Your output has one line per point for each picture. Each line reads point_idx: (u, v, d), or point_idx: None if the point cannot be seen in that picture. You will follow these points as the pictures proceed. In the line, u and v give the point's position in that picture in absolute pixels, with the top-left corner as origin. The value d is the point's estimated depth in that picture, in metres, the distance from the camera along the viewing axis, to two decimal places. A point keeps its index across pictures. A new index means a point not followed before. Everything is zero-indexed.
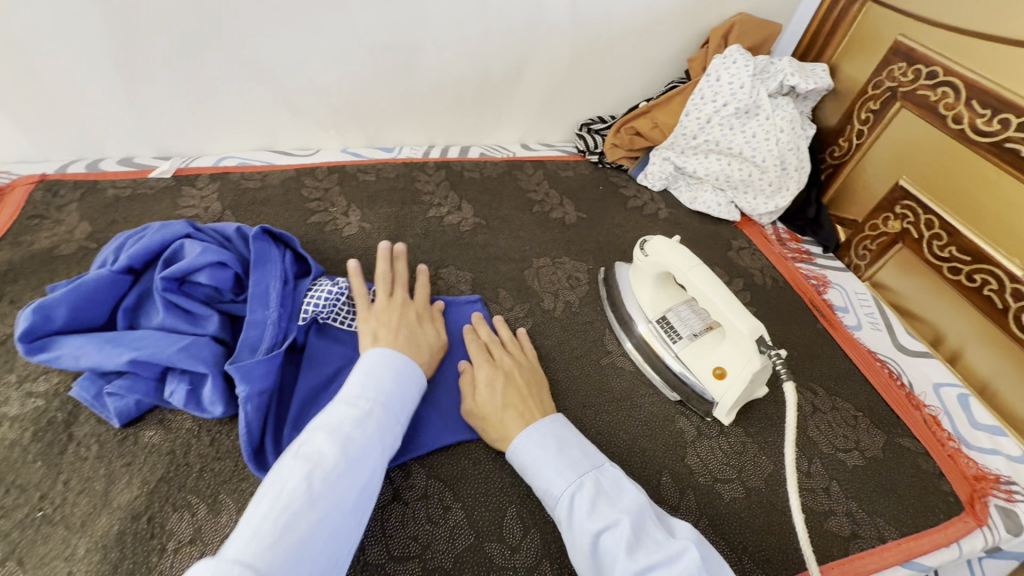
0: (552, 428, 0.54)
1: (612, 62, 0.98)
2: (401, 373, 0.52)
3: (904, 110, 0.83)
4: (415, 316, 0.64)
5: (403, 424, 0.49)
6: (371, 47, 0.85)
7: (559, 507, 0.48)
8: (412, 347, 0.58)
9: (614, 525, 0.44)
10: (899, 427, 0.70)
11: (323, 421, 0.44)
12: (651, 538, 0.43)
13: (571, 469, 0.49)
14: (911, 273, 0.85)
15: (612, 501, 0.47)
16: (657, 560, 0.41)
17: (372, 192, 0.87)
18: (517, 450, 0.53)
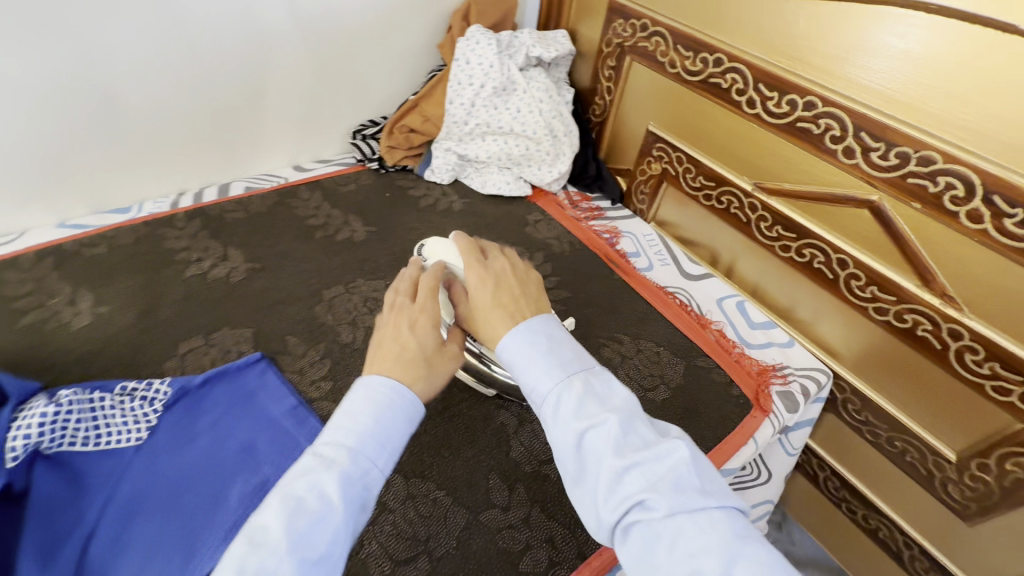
0: (547, 331, 0.48)
1: (361, 62, 0.93)
2: (387, 406, 0.43)
3: (633, 64, 0.91)
4: (416, 320, 0.50)
5: (382, 468, 0.41)
6: (45, 96, 0.69)
7: (544, 404, 0.44)
8: (406, 369, 0.45)
9: (601, 426, 0.41)
10: (695, 350, 0.77)
11: (289, 477, 0.39)
12: (640, 437, 0.41)
13: (563, 371, 0.45)
14: (681, 207, 0.94)
15: (600, 400, 0.43)
16: (645, 458, 0.39)
17: (106, 267, 0.73)
18: (505, 352, 0.48)
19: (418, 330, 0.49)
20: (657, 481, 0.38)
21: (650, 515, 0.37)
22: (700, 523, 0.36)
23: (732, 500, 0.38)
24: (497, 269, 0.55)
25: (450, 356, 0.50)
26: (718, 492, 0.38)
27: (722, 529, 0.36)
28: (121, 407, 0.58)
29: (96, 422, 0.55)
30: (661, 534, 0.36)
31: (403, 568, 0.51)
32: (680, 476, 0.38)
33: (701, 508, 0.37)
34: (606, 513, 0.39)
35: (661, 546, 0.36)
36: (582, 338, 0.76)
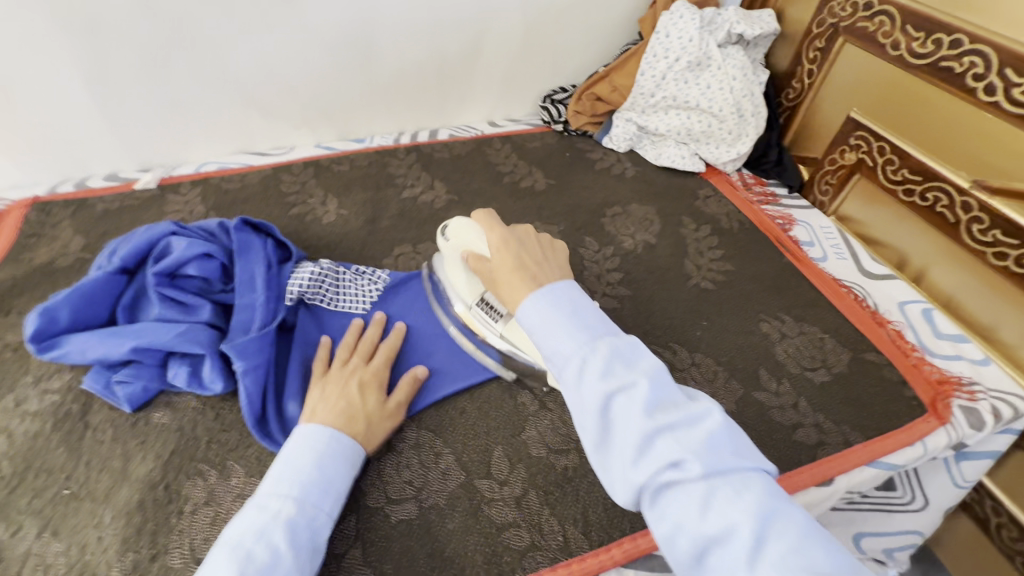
0: (566, 294, 0.46)
1: (566, 31, 1.01)
2: (327, 455, 0.51)
3: (846, 44, 0.87)
4: (367, 382, 0.60)
5: (328, 510, 0.48)
6: (329, 40, 0.88)
7: (566, 369, 0.41)
8: (347, 419, 0.55)
9: (630, 387, 0.39)
10: (864, 344, 0.73)
11: (235, 533, 0.44)
12: (673, 400, 0.39)
13: (585, 333, 0.42)
14: (873, 201, 0.87)
15: (626, 362, 0.41)
16: (676, 420, 0.38)
17: (346, 181, 0.91)
18: (523, 317, 0.46)
19: (365, 392, 0.58)
20: (688, 442, 0.37)
21: (684, 475, 0.36)
22: (734, 485, 0.35)
23: (763, 464, 0.38)
24: (516, 236, 0.54)
25: (390, 415, 0.58)
26: (751, 454, 0.38)
27: (758, 492, 0.35)
28: (356, 283, 0.73)
29: (339, 288, 0.71)
30: (693, 492, 0.35)
31: (557, 456, 0.59)
32: (715, 437, 0.37)
33: (734, 470, 0.36)
34: (634, 474, 0.37)
35: (694, 507, 0.35)
36: (741, 308, 0.77)
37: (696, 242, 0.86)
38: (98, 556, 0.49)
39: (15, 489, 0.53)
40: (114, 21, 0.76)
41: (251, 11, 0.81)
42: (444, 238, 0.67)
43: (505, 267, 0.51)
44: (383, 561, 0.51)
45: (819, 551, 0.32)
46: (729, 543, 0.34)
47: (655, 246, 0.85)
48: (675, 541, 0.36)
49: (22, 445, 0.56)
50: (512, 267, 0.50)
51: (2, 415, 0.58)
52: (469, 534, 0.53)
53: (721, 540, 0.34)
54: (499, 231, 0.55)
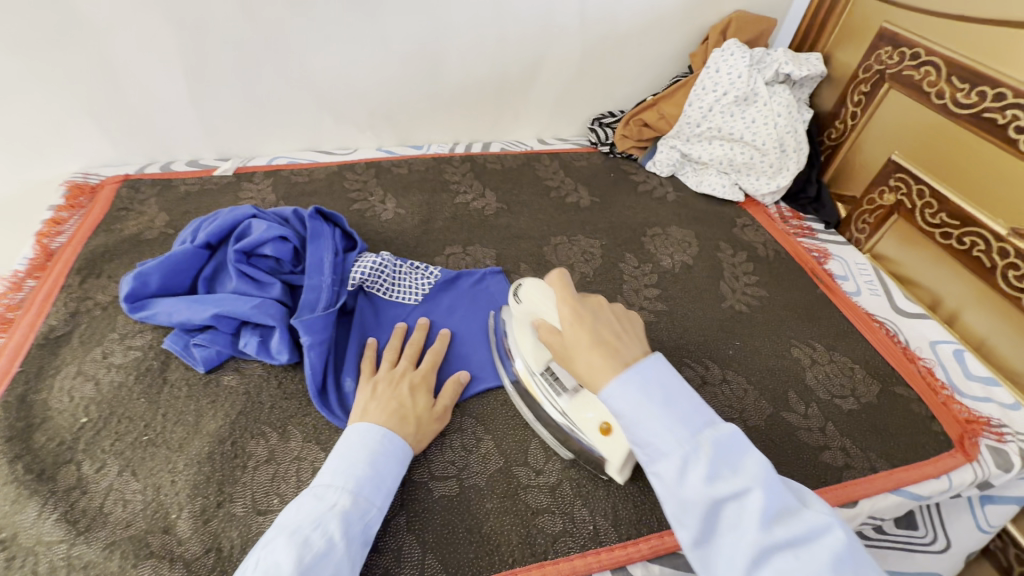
0: (654, 373, 0.42)
1: (620, 60, 1.07)
2: (381, 453, 0.52)
3: (892, 90, 0.90)
4: (416, 385, 0.62)
5: (379, 506, 0.50)
6: (402, 53, 0.95)
7: (662, 465, 0.38)
8: (399, 419, 0.57)
9: (742, 495, 0.35)
10: (894, 377, 0.75)
11: (292, 520, 0.45)
12: (787, 508, 0.35)
13: (683, 424, 0.39)
14: (909, 242, 0.90)
15: (732, 467, 0.37)
16: (793, 534, 0.34)
17: (405, 183, 0.97)
18: (609, 400, 0.42)
19: (415, 394, 0.61)
20: (810, 560, 0.33)
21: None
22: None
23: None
24: (595, 308, 0.50)
25: (438, 418, 0.61)
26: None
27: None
28: (410, 276, 0.78)
29: (395, 279, 0.76)
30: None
31: None
32: (841, 558, 0.33)
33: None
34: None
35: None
36: (773, 332, 0.79)
37: (732, 267, 0.90)
38: (171, 497, 0.54)
39: (100, 430, 0.59)
40: (216, 24, 0.84)
41: (336, 23, 0.88)
42: (517, 297, 0.60)
43: (582, 347, 0.46)
44: (425, 531, 0.54)
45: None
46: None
47: (692, 267, 0.88)
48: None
49: (107, 392, 0.62)
50: (591, 347, 0.45)
51: (91, 364, 0.64)
52: (505, 516, 0.56)
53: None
54: (570, 291, 0.52)
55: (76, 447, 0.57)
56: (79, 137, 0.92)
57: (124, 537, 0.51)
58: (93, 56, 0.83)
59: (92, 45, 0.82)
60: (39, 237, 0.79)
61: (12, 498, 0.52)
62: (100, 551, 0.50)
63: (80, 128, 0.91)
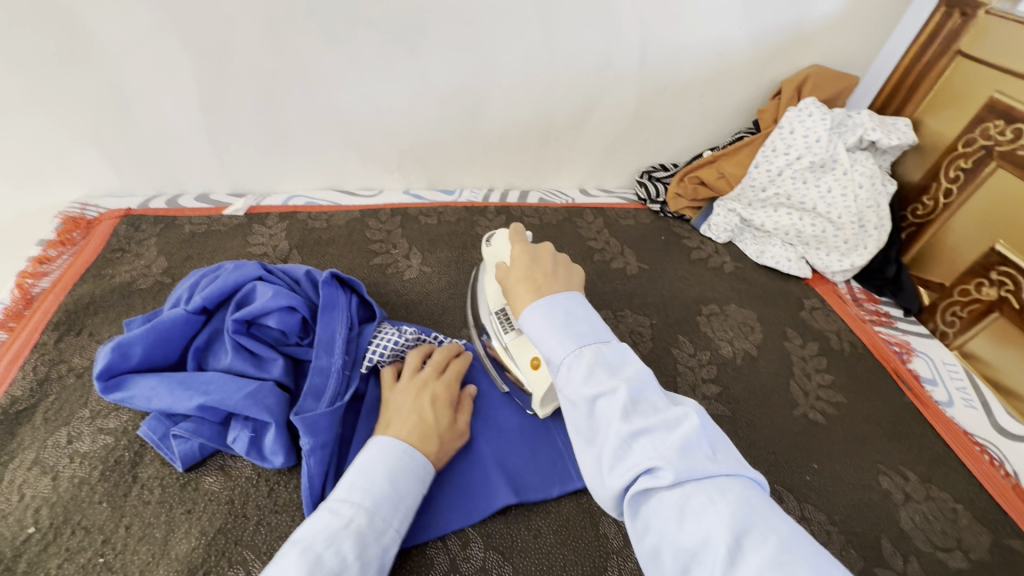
0: (564, 302, 0.45)
1: (678, 111, 0.97)
2: (401, 469, 0.48)
3: (1002, 171, 0.77)
4: (439, 397, 0.58)
5: (396, 529, 0.45)
6: (440, 93, 0.86)
7: (557, 378, 0.41)
8: (423, 434, 0.53)
9: (611, 393, 0.38)
10: (1007, 525, 0.62)
11: (303, 535, 0.41)
12: (651, 403, 0.37)
13: (574, 340, 0.42)
14: (1012, 347, 0.77)
15: (611, 371, 0.40)
16: (653, 424, 0.36)
17: (433, 235, 0.87)
18: (525, 324, 0.45)
19: (437, 409, 0.57)
20: (665, 448, 0.34)
21: (656, 482, 0.33)
22: (708, 492, 0.33)
23: (745, 472, 0.35)
24: (538, 247, 0.53)
25: (459, 436, 0.58)
26: (730, 461, 0.35)
27: (732, 499, 0.32)
28: None
29: None
30: (665, 498, 0.33)
31: None
32: (690, 440, 0.35)
33: (710, 477, 0.33)
34: (611, 480, 0.35)
35: (670, 512, 0.33)
36: (856, 452, 0.67)
37: (802, 361, 0.77)
38: None
39: (48, 545, 0.48)
40: (239, 53, 0.75)
41: (371, 58, 0.79)
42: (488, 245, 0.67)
43: (507, 279, 0.51)
44: None
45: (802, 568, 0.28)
46: (704, 554, 0.31)
47: (756, 360, 0.76)
48: (656, 551, 0.33)
49: (64, 492, 0.52)
50: (518, 275, 0.50)
51: (51, 452, 0.54)
52: None
53: (697, 552, 0.31)
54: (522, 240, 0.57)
55: (16, 570, 0.47)
56: (81, 163, 0.84)
57: None
58: (101, 79, 0.75)
59: (100, 68, 0.74)
60: (20, 278, 0.70)
61: None
62: None
63: (83, 153, 0.83)
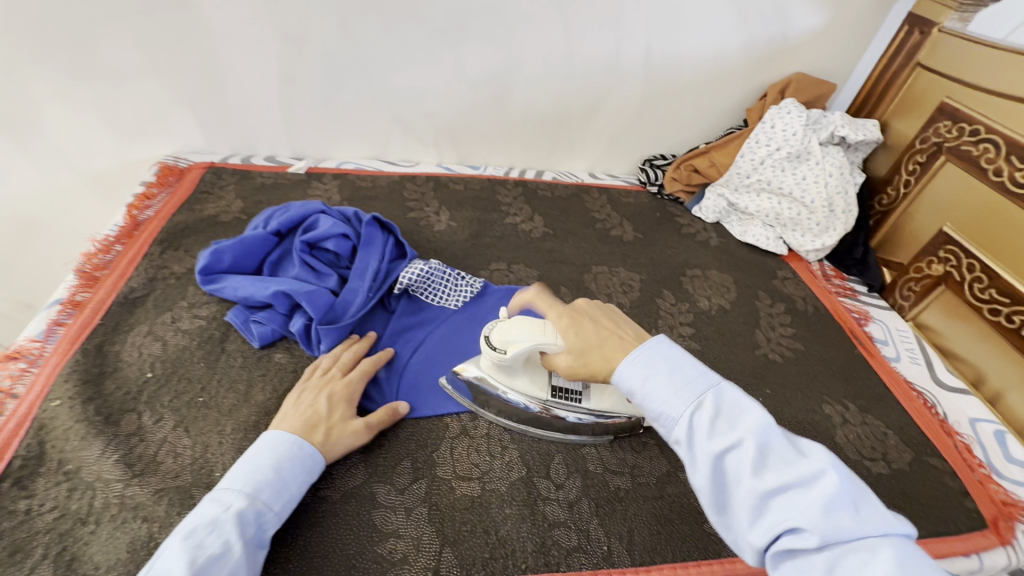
0: (662, 352, 0.46)
1: (678, 107, 1.12)
2: (287, 459, 0.53)
3: (949, 163, 0.90)
4: (337, 396, 0.62)
5: (277, 510, 0.50)
6: (475, 81, 1.02)
7: (675, 429, 0.43)
8: (309, 427, 0.57)
9: (736, 446, 0.40)
10: (928, 447, 0.74)
11: (187, 525, 0.46)
12: (781, 455, 0.39)
13: (687, 390, 0.43)
14: (955, 315, 0.89)
15: (733, 422, 0.41)
16: (790, 480, 0.38)
17: (459, 199, 1.03)
18: (621, 380, 0.46)
19: (334, 404, 0.61)
20: (806, 506, 0.36)
21: (801, 542, 0.36)
22: (858, 553, 0.35)
23: (896, 527, 0.36)
24: (575, 306, 0.56)
25: (354, 432, 0.59)
26: (877, 516, 0.36)
27: (885, 559, 0.34)
28: (454, 286, 0.81)
29: (439, 286, 0.79)
30: (813, 561, 0.35)
31: (612, 476, 0.63)
32: (833, 499, 0.36)
33: (854, 535, 0.35)
34: (753, 535, 0.38)
35: (818, 573, 0.35)
36: (805, 385, 0.79)
37: (769, 317, 0.90)
38: (217, 456, 0.58)
39: (161, 387, 0.64)
40: (314, 39, 0.93)
41: (420, 48, 0.96)
42: (490, 347, 0.60)
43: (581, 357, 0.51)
44: (444, 525, 0.56)
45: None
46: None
47: (729, 312, 0.90)
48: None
49: (172, 353, 0.68)
50: (599, 343, 0.50)
51: (161, 326, 0.70)
52: (523, 523, 0.57)
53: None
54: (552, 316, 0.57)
55: (139, 398, 0.62)
56: (178, 125, 1.03)
57: (171, 486, 0.55)
58: (204, 56, 0.93)
59: (205, 46, 0.92)
60: (129, 208, 0.87)
61: (81, 435, 0.57)
62: (150, 494, 0.54)
63: (179, 116, 1.01)
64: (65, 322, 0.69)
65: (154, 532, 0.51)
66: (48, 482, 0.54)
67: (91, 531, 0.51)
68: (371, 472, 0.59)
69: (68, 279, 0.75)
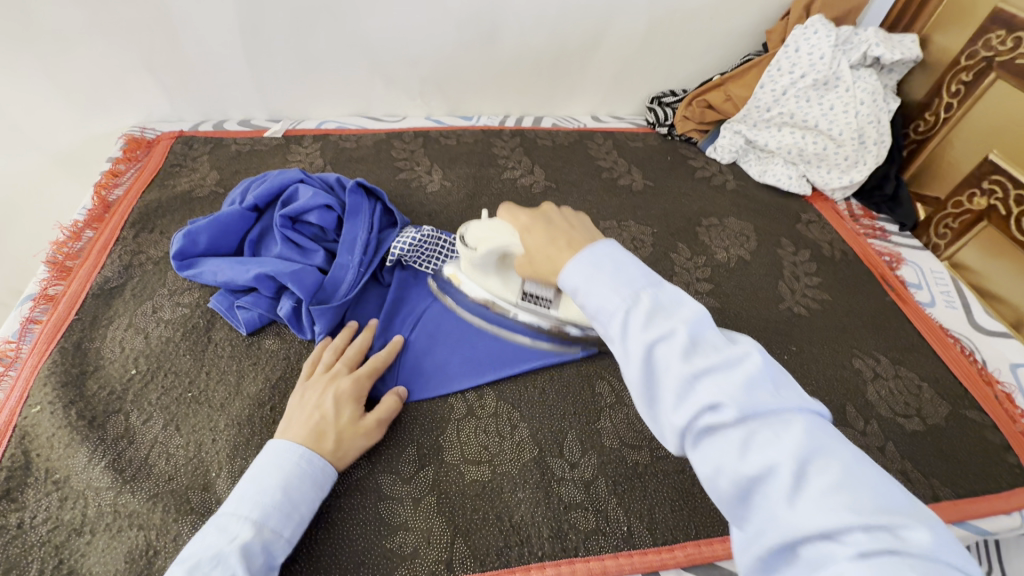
0: (606, 254, 0.42)
1: (689, 35, 1.00)
2: (295, 479, 0.49)
3: (1000, 81, 0.80)
4: (343, 394, 0.57)
5: (287, 536, 0.47)
6: (459, 19, 0.91)
7: (612, 324, 0.38)
8: (315, 434, 0.53)
9: (668, 335, 0.36)
10: (967, 400, 0.69)
11: (193, 557, 0.43)
12: (711, 343, 0.36)
13: (626, 287, 0.39)
14: (997, 253, 0.81)
15: (668, 314, 0.38)
16: (714, 363, 0.35)
17: (452, 154, 0.95)
18: (566, 280, 0.42)
19: (341, 404, 0.56)
20: (730, 386, 0.34)
21: (723, 418, 0.33)
22: (772, 426, 0.32)
23: (810, 405, 0.34)
24: (540, 210, 0.54)
25: (366, 433, 0.55)
26: (794, 395, 0.34)
27: (797, 431, 0.32)
28: (452, 254, 0.74)
29: (435, 255, 0.73)
30: (730, 438, 0.33)
31: (629, 451, 0.59)
32: (754, 379, 0.34)
33: (776, 408, 0.33)
34: (676, 417, 0.35)
35: (732, 448, 0.33)
36: (833, 339, 0.74)
37: (793, 266, 0.84)
38: (211, 455, 0.55)
39: (147, 383, 0.60)
40: None
41: None
42: (466, 246, 0.63)
43: (540, 249, 0.49)
44: (454, 514, 0.53)
45: (862, 491, 0.30)
46: (767, 482, 0.31)
47: (749, 264, 0.83)
48: (717, 482, 0.33)
49: (155, 347, 0.63)
50: (546, 245, 0.49)
51: (142, 317, 0.66)
52: (537, 507, 0.54)
53: (762, 479, 0.31)
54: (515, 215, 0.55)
55: (125, 397, 0.59)
56: (139, 92, 0.94)
57: (166, 490, 0.52)
58: (153, 8, 0.83)
59: None
60: (97, 188, 0.81)
61: (67, 441, 0.55)
62: (144, 500, 0.51)
63: (138, 80, 0.92)
64: (40, 319, 0.65)
65: (152, 539, 0.49)
66: (37, 493, 0.51)
67: (87, 541, 0.49)
68: (373, 463, 0.56)
69: (40, 271, 0.70)
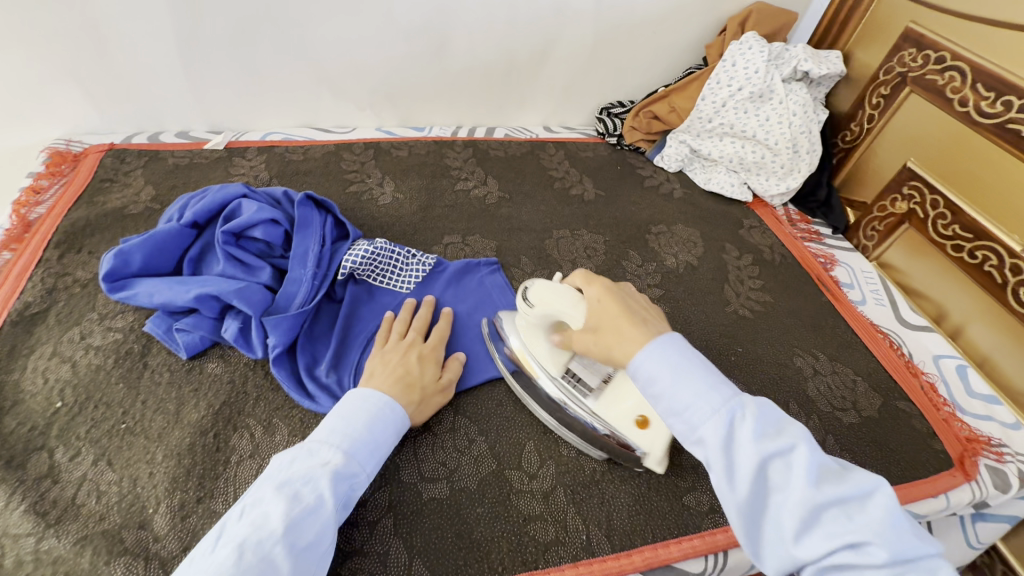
0: (677, 347, 0.44)
1: (633, 49, 1.03)
2: (379, 419, 0.50)
3: (913, 95, 0.86)
4: (424, 356, 0.62)
5: (369, 472, 0.47)
6: (408, 31, 0.91)
7: (710, 426, 0.39)
8: (404, 385, 0.56)
9: (789, 451, 0.37)
10: (896, 392, 0.74)
11: (281, 472, 0.43)
12: (831, 467, 0.37)
13: (724, 389, 0.41)
14: (918, 252, 0.88)
15: (776, 428, 0.39)
16: (846, 492, 0.35)
17: (404, 166, 0.94)
18: (637, 366, 0.45)
19: (422, 364, 0.60)
20: (867, 521, 0.34)
21: (865, 559, 0.33)
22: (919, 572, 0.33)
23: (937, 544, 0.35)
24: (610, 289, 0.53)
25: (439, 392, 0.60)
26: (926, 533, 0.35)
27: None
28: (405, 266, 0.74)
29: (388, 269, 0.73)
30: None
31: (587, 459, 0.60)
32: (895, 515, 0.34)
33: (917, 555, 0.33)
34: (799, 550, 0.35)
35: None
36: (775, 339, 0.78)
37: (737, 270, 0.87)
38: (148, 490, 0.51)
39: (75, 416, 0.56)
40: None
41: None
42: (523, 301, 0.58)
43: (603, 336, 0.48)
44: (412, 535, 0.52)
45: None
46: None
47: (697, 269, 0.86)
48: None
49: (84, 377, 0.59)
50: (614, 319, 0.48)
51: (68, 345, 0.61)
52: (496, 521, 0.54)
53: None
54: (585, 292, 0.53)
55: (49, 433, 0.54)
56: (63, 102, 0.88)
57: (97, 531, 0.48)
58: (79, 15, 0.78)
59: (77, 3, 0.77)
60: (16, 206, 0.75)
61: None
62: (72, 544, 0.47)
63: (62, 90, 0.87)
64: None
65: None
66: None
67: None
68: None
69: None
